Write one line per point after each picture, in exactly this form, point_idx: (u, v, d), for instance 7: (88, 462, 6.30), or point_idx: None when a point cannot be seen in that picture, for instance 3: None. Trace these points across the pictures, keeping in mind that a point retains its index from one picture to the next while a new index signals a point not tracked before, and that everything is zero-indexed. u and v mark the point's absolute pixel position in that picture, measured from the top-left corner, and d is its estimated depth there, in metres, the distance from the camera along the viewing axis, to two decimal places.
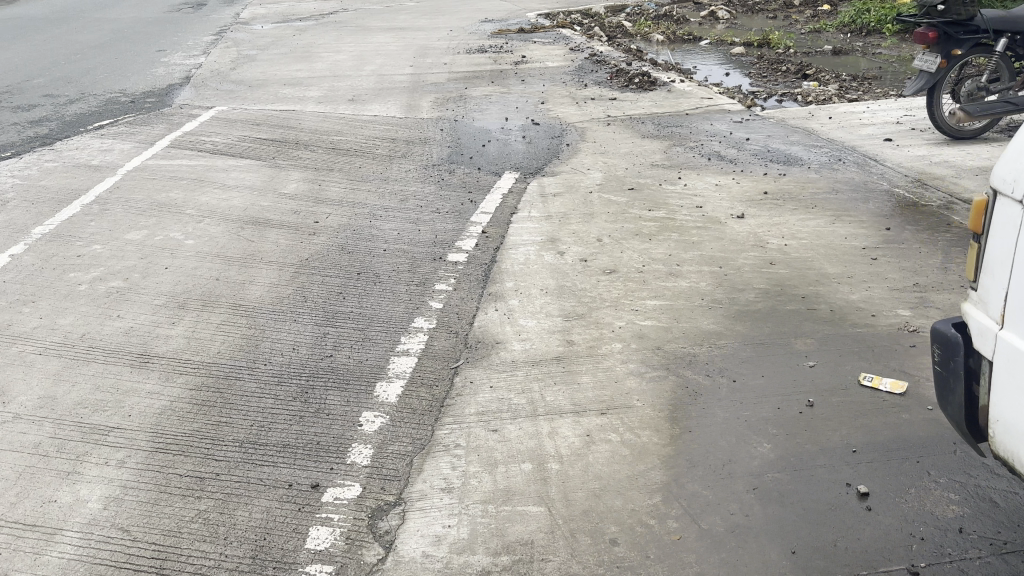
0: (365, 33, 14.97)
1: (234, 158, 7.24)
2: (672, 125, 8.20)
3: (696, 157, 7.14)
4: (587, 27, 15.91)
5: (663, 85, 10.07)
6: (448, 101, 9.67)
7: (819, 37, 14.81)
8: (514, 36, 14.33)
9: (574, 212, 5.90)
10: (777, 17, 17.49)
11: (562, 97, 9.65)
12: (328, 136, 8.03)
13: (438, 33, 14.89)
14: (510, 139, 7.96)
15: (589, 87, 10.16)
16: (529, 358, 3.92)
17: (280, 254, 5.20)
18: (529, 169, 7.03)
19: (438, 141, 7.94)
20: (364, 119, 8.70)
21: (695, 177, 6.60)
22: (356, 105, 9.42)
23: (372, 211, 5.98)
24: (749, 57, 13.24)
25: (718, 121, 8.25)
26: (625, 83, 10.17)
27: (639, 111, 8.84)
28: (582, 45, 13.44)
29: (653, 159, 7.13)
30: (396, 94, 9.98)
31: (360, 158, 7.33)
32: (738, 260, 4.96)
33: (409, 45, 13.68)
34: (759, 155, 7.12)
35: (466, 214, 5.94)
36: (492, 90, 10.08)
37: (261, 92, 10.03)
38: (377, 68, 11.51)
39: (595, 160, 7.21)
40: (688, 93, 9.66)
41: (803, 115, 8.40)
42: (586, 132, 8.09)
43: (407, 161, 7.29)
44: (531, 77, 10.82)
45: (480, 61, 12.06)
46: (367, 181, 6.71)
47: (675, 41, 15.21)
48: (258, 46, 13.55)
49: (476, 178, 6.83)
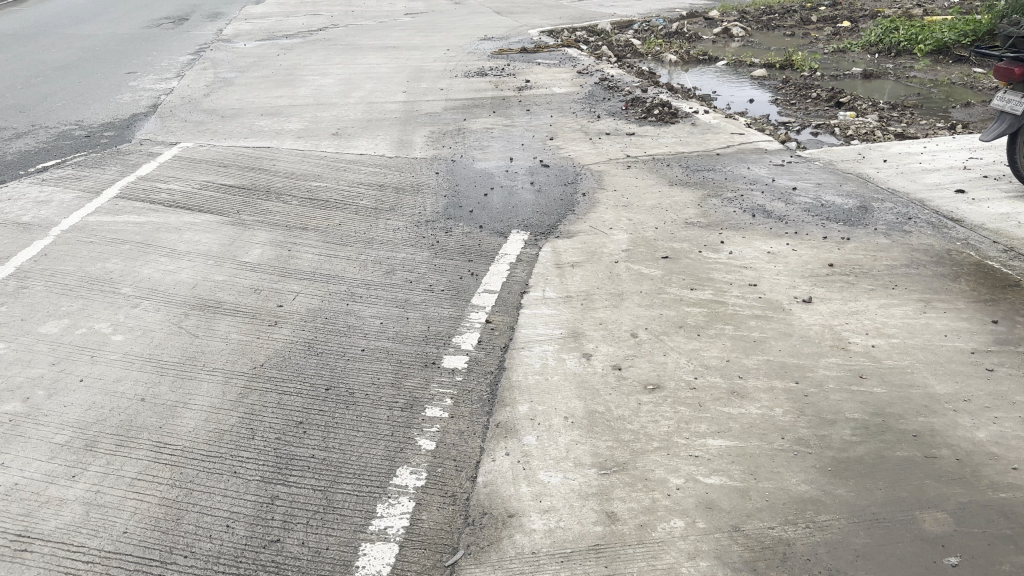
0: (355, 53, 13.92)
1: (191, 213, 6.17)
2: (702, 169, 7.12)
3: (738, 212, 6.06)
4: (594, 45, 14.88)
5: (686, 117, 9.01)
6: (444, 135, 8.62)
7: (845, 58, 13.78)
8: (516, 57, 13.29)
9: (600, 291, 4.81)
10: (795, 35, 16.52)
11: (572, 131, 8.59)
12: (305, 181, 6.96)
13: (433, 54, 13.86)
14: (516, 187, 6.88)
15: (601, 118, 9.10)
16: (557, 544, 2.81)
17: (228, 358, 4.09)
18: (540, 227, 5.94)
19: (433, 188, 6.87)
20: (348, 160, 7.63)
21: (740, 240, 5.52)
22: (340, 140, 8.35)
23: (350, 288, 4.89)
24: (773, 81, 12.19)
25: (755, 164, 7.18)
26: (643, 114, 9.11)
27: (662, 150, 7.78)
28: (590, 67, 12.41)
29: (686, 215, 6.05)
30: (386, 127, 8.92)
31: (340, 213, 6.25)
32: (817, 374, 3.86)
33: (403, 66, 12.64)
34: (811, 210, 6.04)
35: (466, 293, 4.84)
36: (494, 122, 9.03)
37: (236, 124, 8.97)
38: (366, 95, 10.46)
39: (617, 215, 6.13)
40: (714, 126, 8.59)
41: (851, 157, 7.33)
42: (604, 178, 7.02)
43: (395, 216, 6.20)
44: (537, 106, 9.77)
45: (480, 86, 11.01)
46: (347, 245, 5.62)
47: (688, 62, 14.17)
48: (238, 68, 12.50)
49: (476, 239, 5.74)
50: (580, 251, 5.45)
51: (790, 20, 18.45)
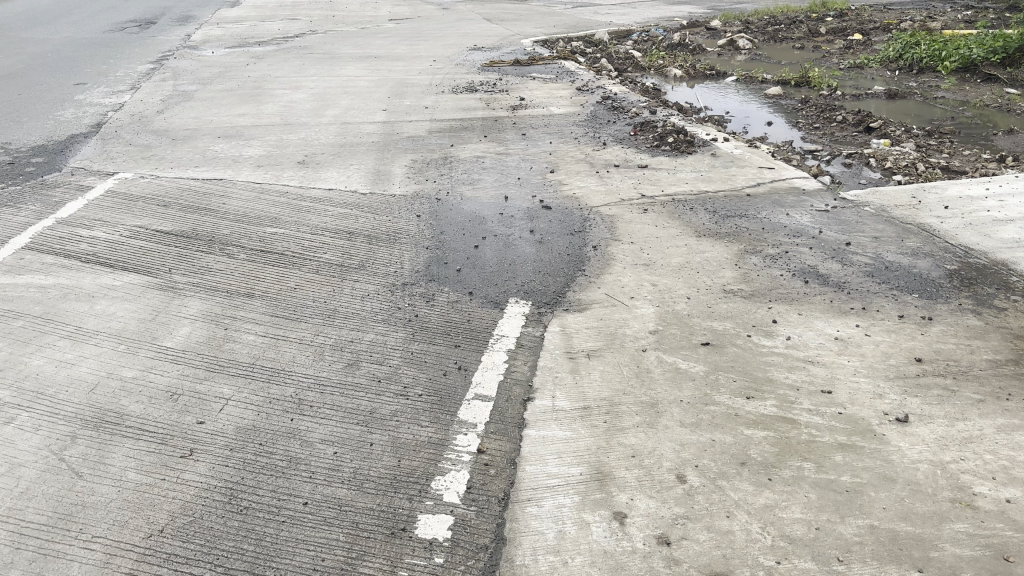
0: (333, 63, 12.78)
1: (112, 271, 5.01)
2: (733, 214, 6.00)
3: (786, 276, 4.95)
4: (591, 57, 13.79)
5: (703, 146, 7.91)
6: (428, 164, 7.48)
7: (864, 75, 12.75)
8: (508, 71, 12.17)
9: (627, 395, 3.67)
10: (805, 48, 15.50)
11: (574, 164, 7.48)
12: (259, 225, 5.81)
13: (418, 65, 12.74)
14: (512, 235, 5.74)
15: (607, 146, 7.99)
16: None
17: (116, 520, 2.93)
18: (543, 294, 4.78)
19: (412, 237, 5.71)
20: (313, 197, 6.48)
21: (796, 319, 4.40)
22: (305, 170, 7.19)
23: (296, 390, 3.73)
24: (790, 100, 11.15)
25: (795, 209, 6.08)
26: (654, 141, 8.01)
27: (682, 189, 6.67)
28: (590, 82, 11.31)
29: (722, 280, 4.93)
30: (361, 153, 7.77)
31: (296, 271, 5.07)
32: (947, 556, 2.74)
33: (384, 79, 11.51)
34: (874, 276, 4.94)
35: (451, 399, 3.66)
36: (484, 150, 7.90)
37: (187, 149, 7.80)
38: (341, 114, 9.31)
39: (638, 278, 5.01)
40: (737, 158, 7.48)
41: (905, 201, 6.25)
42: (617, 225, 5.90)
43: (364, 275, 5.04)
44: (534, 131, 8.65)
45: (470, 105, 9.90)
46: (302, 318, 4.46)
47: (694, 77, 13.12)
48: (202, 78, 11.33)
49: (464, 311, 4.58)
50: (596, 332, 4.31)
51: (798, 30, 17.43)
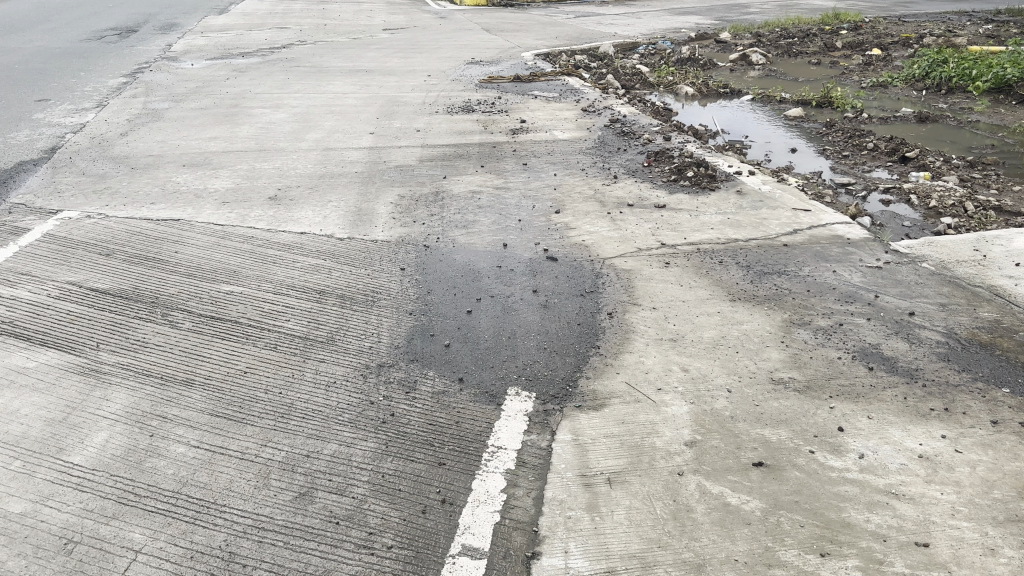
0: (320, 77, 11.96)
1: (26, 348, 4.15)
2: (769, 272, 5.14)
3: (844, 361, 4.09)
4: (597, 73, 12.97)
5: (727, 181, 7.07)
6: (417, 200, 6.62)
7: (889, 95, 11.92)
8: (508, 88, 11.34)
9: (663, 550, 2.80)
10: (821, 63, 14.70)
11: (582, 201, 6.62)
12: (213, 284, 4.95)
13: (411, 81, 11.91)
14: (512, 297, 4.87)
15: (618, 180, 7.14)
16: None
17: None
18: (550, 381, 3.91)
19: (392, 296, 4.83)
20: (281, 243, 5.61)
21: (866, 427, 3.54)
22: (276, 207, 6.33)
23: (228, 540, 2.86)
24: (813, 123, 10.33)
25: (840, 265, 5.23)
26: (672, 175, 7.17)
27: (707, 236, 5.82)
28: (597, 102, 10.48)
29: (766, 364, 4.05)
30: (342, 186, 6.91)
31: (249, 347, 4.20)
32: None
33: (374, 97, 10.67)
34: (949, 362, 4.09)
35: (430, 555, 2.78)
36: (481, 184, 7.05)
37: (146, 180, 6.94)
38: (323, 137, 8.46)
39: (666, 358, 4.14)
40: (766, 197, 6.64)
41: (967, 255, 5.41)
42: (635, 283, 5.04)
43: (331, 352, 4.16)
44: (536, 161, 7.81)
45: (466, 129, 9.08)
46: (248, 419, 3.58)
47: (707, 96, 12.30)
48: (176, 94, 10.49)
49: (452, 404, 3.70)
50: (617, 440, 3.43)
51: (812, 44, 16.62)
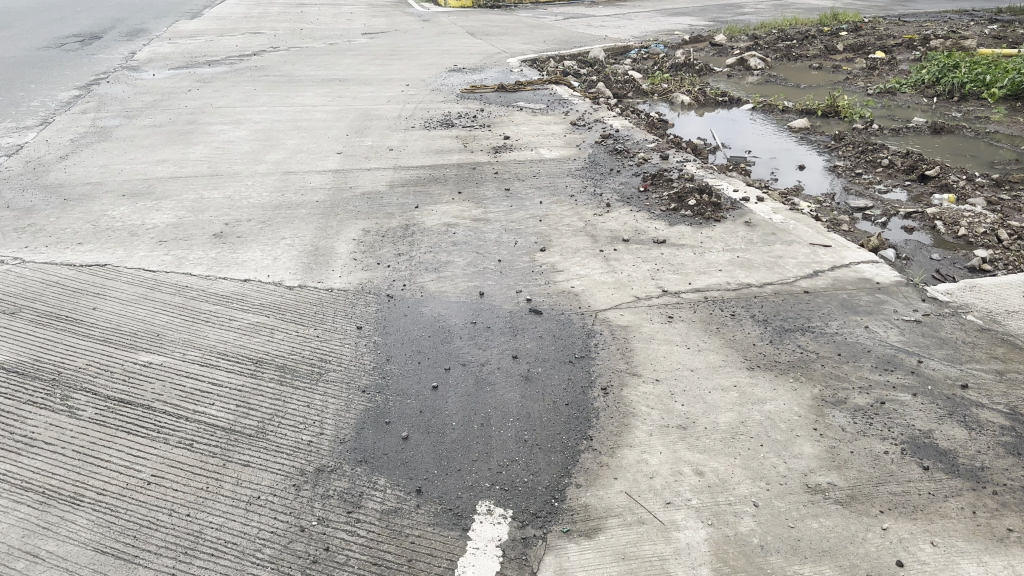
0: (290, 88, 11.17)
1: None
2: (791, 330, 4.37)
3: (893, 458, 3.33)
4: (587, 81, 12.22)
5: (732, 209, 6.30)
6: (384, 235, 5.83)
7: (898, 104, 11.20)
8: (492, 99, 10.58)
9: None
10: (823, 67, 14.01)
11: (571, 235, 5.84)
12: (130, 353, 4.17)
13: (387, 91, 11.12)
14: (488, 364, 4.07)
15: (611, 209, 6.37)
16: None
17: None
18: (530, 491, 3.12)
19: (343, 365, 4.04)
20: (219, 295, 4.82)
21: (933, 561, 2.78)
22: (220, 246, 5.54)
23: None
24: (820, 136, 9.60)
25: (873, 321, 4.47)
26: (671, 203, 6.41)
27: (714, 280, 5.05)
28: (586, 114, 9.72)
29: (799, 463, 3.28)
30: (299, 219, 6.12)
31: (158, 445, 3.43)
32: None
33: (346, 110, 9.90)
34: (1022, 457, 3.32)
35: None
36: (456, 215, 6.26)
37: (77, 214, 6.13)
38: (284, 158, 7.68)
39: (675, 452, 3.35)
40: (778, 229, 5.87)
41: (1017, 303, 4.65)
42: (634, 344, 4.26)
43: (259, 450, 3.38)
44: (519, 186, 7.03)
45: (443, 147, 8.30)
46: (140, 560, 2.82)
47: (704, 106, 11.55)
48: (131, 109, 9.69)
49: (405, 531, 2.92)
50: None
51: (812, 47, 15.90)
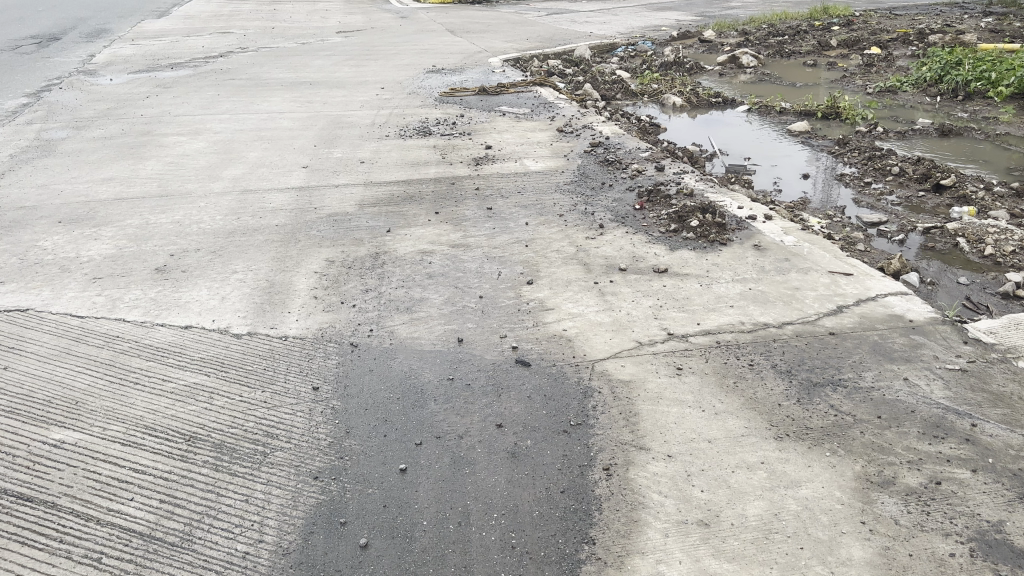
0: (256, 93, 10.47)
1: None
2: (820, 385, 3.77)
3: (963, 563, 2.72)
4: (572, 82, 11.59)
5: (739, 230, 5.69)
6: (350, 265, 5.18)
7: (899, 104, 10.65)
8: (472, 103, 9.93)
9: None
10: (818, 64, 13.47)
11: (561, 264, 5.21)
12: (40, 429, 3.52)
13: (360, 95, 10.45)
14: (468, 433, 3.43)
15: (604, 232, 5.75)
16: None
17: None
18: None
19: (292, 440, 3.40)
20: (153, 348, 4.17)
21: None
22: (161, 284, 4.89)
23: None
24: (823, 142, 9.02)
25: (912, 372, 3.88)
26: (671, 223, 5.79)
27: (725, 319, 4.43)
28: (574, 119, 9.10)
29: (850, 575, 2.67)
30: (254, 247, 5.47)
31: (57, 560, 2.78)
32: None
33: (315, 117, 9.22)
34: None
35: None
36: (432, 241, 5.61)
37: (3, 245, 5.44)
38: (244, 174, 7.01)
39: (697, 560, 2.73)
40: (791, 255, 5.26)
41: None
42: (640, 403, 3.64)
43: (181, 567, 2.74)
44: (502, 204, 6.39)
45: (420, 159, 7.65)
46: None
47: (697, 107, 10.95)
48: (81, 119, 8.98)
49: None
50: None
51: (805, 43, 15.35)
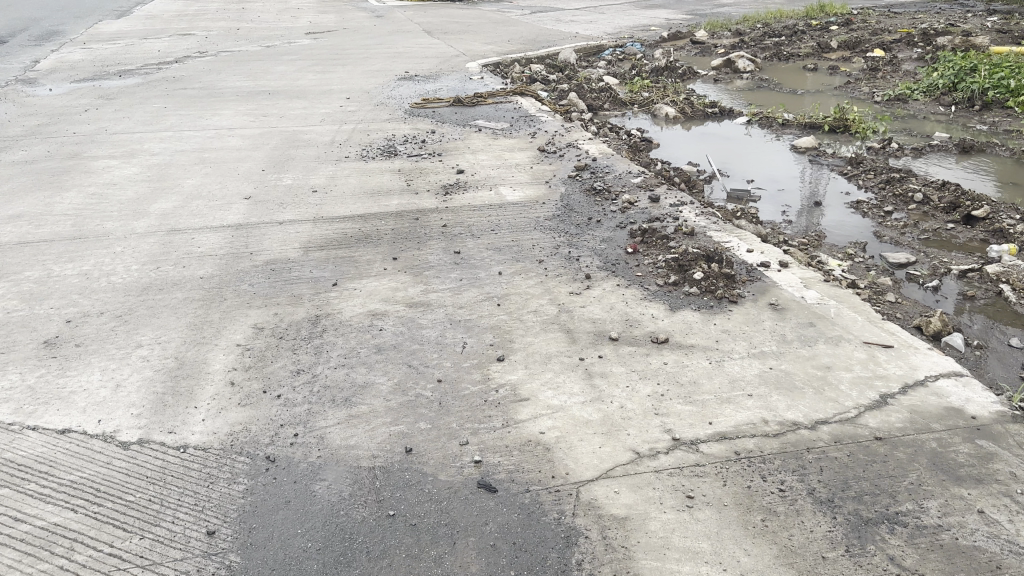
0: (208, 105, 9.53)
1: None
2: (872, 525, 2.90)
3: None
4: (556, 91, 10.71)
5: (751, 282, 4.81)
6: (281, 334, 4.28)
7: (911, 115, 9.83)
8: (446, 117, 9.03)
9: None
10: (818, 69, 12.65)
11: (538, 331, 4.32)
12: None
13: (323, 107, 9.52)
14: None
15: (591, 285, 4.86)
16: None
17: None
18: None
19: None
20: (16, 468, 3.29)
21: None
22: (45, 367, 4.00)
23: None
24: (834, 162, 8.18)
25: (987, 500, 3.01)
26: (670, 273, 4.91)
27: (743, 414, 3.54)
28: (557, 137, 8.21)
29: None
30: (170, 310, 4.58)
31: None
32: None
33: (269, 134, 8.30)
34: None
35: None
36: (386, 298, 4.71)
37: None
38: (176, 209, 6.10)
39: None
40: (815, 319, 4.39)
41: None
42: (639, 556, 2.75)
43: None
44: (472, 246, 5.50)
45: (382, 187, 6.76)
46: None
47: (692, 119, 10.08)
48: (6, 138, 8.03)
49: None
50: None
51: (803, 45, 14.51)
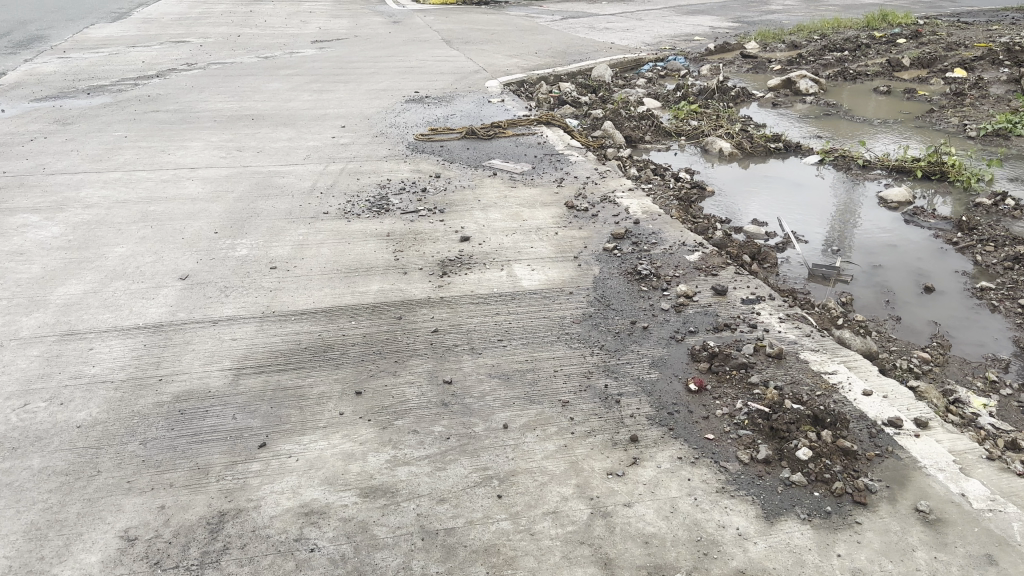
0: (178, 133, 8.10)
1: None
2: None
3: None
4: (589, 118, 9.14)
5: (878, 463, 3.23)
6: (157, 559, 2.77)
7: (1018, 156, 8.12)
8: (456, 154, 7.52)
9: None
10: (892, 93, 10.95)
11: (559, 558, 2.75)
12: None
13: (311, 137, 8.04)
14: None
15: (639, 455, 3.28)
16: None
17: None
18: None
19: None
20: None
21: None
22: None
23: None
24: (938, 224, 6.53)
25: None
26: (756, 439, 3.35)
27: None
28: (590, 186, 6.65)
29: None
30: (10, 497, 3.10)
31: None
32: None
33: (238, 176, 6.84)
34: None
35: None
36: (331, 475, 3.18)
37: None
38: (86, 297, 4.66)
39: None
40: (994, 550, 2.79)
41: None
42: None
43: None
44: (469, 371, 3.95)
45: (363, 259, 5.26)
46: None
47: (751, 156, 8.44)
48: None
49: None
50: None
51: (868, 62, 12.79)
